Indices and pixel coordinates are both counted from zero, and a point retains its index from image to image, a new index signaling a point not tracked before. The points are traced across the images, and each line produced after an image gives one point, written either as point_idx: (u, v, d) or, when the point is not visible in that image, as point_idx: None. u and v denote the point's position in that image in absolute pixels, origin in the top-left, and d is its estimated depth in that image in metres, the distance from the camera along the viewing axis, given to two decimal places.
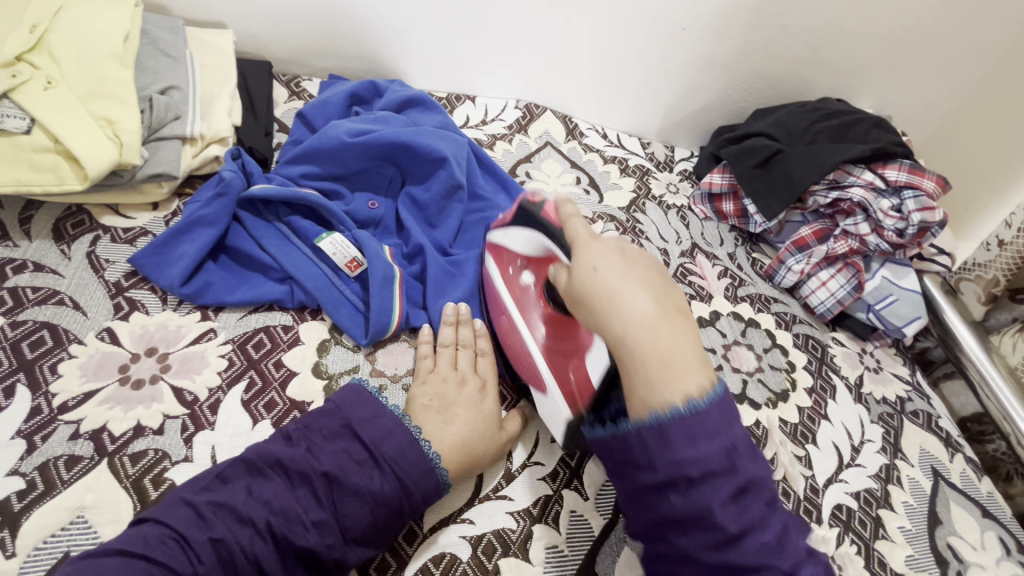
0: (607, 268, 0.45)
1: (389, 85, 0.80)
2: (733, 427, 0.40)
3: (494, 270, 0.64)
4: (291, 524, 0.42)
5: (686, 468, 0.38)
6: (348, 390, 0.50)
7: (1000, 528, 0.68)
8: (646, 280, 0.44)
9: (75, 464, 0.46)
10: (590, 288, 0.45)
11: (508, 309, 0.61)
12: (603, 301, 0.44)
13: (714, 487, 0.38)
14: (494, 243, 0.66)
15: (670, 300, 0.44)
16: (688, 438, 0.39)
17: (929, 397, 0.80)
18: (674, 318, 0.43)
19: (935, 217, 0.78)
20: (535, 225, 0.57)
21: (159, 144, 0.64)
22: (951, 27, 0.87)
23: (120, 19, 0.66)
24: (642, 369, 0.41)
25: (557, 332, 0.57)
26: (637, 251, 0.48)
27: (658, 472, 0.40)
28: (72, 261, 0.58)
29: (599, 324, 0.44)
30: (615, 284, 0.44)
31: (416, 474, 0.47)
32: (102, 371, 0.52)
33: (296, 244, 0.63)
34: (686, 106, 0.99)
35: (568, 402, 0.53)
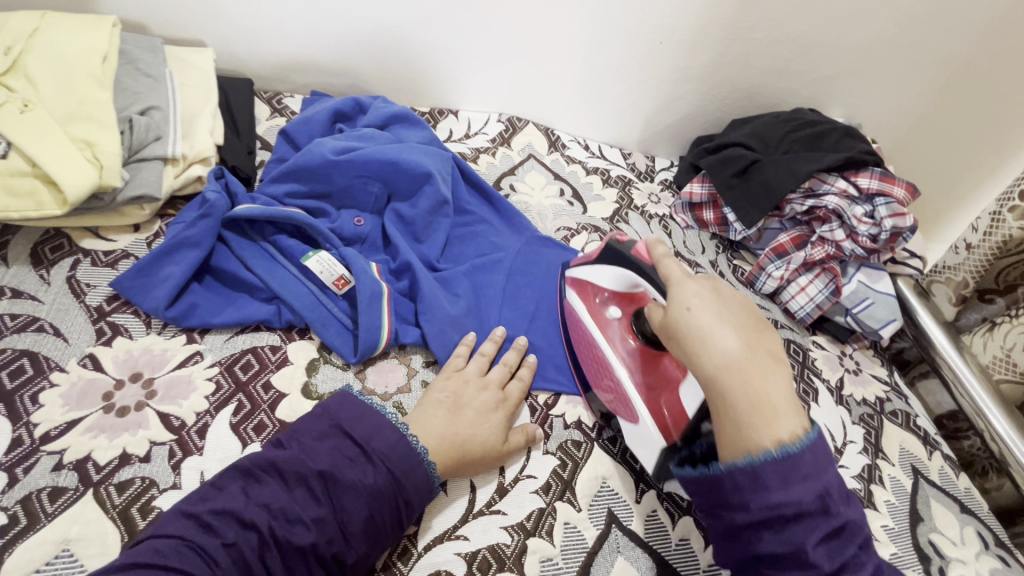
0: (700, 308, 0.49)
1: (372, 102, 0.80)
2: (827, 475, 0.42)
3: (577, 303, 0.65)
4: (290, 523, 0.42)
5: (783, 509, 0.41)
6: (335, 396, 0.51)
7: (978, 523, 0.70)
8: (736, 322, 0.48)
9: (60, 496, 0.45)
10: (683, 326, 0.48)
11: (594, 343, 0.62)
12: (697, 340, 0.47)
13: (807, 529, 0.41)
14: (575, 277, 0.67)
15: (760, 342, 0.47)
16: (783, 483, 0.42)
17: (907, 397, 0.82)
18: (766, 361, 0.46)
19: (907, 222, 0.81)
20: (625, 262, 0.60)
21: (140, 165, 0.63)
22: (915, 39, 0.90)
23: (97, 38, 0.65)
24: (735, 408, 0.45)
25: (646, 366, 0.59)
26: (728, 291, 0.51)
27: (752, 513, 0.42)
28: (52, 287, 0.57)
29: (694, 362, 0.47)
30: (708, 323, 0.47)
31: (408, 468, 0.47)
32: (85, 399, 0.50)
33: (282, 264, 0.62)
34: (664, 118, 1.02)
35: (660, 432, 0.55)
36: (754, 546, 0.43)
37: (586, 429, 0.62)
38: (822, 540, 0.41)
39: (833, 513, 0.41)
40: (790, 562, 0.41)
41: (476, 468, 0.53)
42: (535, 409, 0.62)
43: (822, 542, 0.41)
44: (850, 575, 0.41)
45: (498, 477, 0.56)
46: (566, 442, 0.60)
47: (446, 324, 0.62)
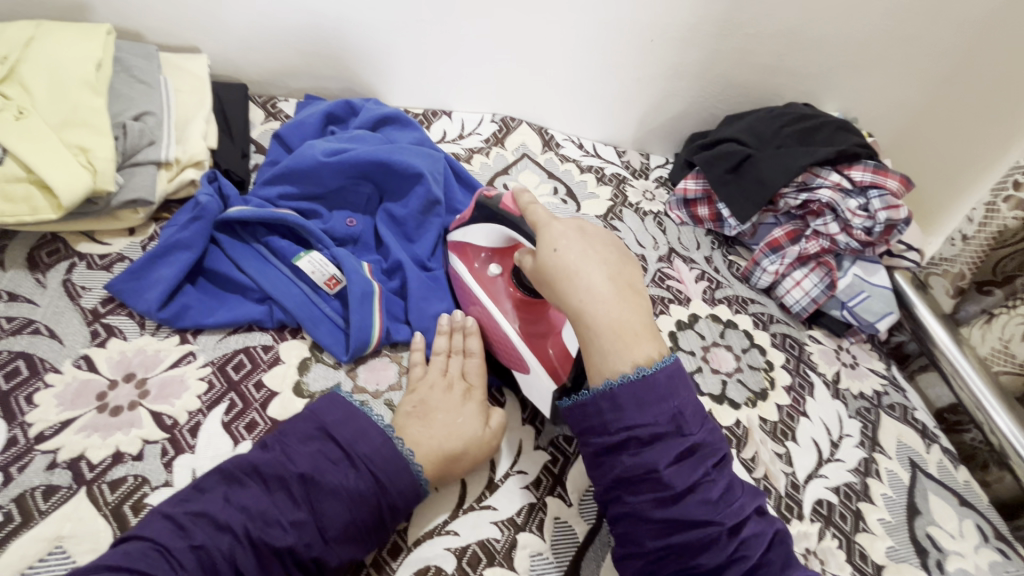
0: (567, 248, 0.51)
1: (364, 103, 0.81)
2: (681, 399, 0.47)
3: (459, 266, 0.67)
4: (267, 525, 0.43)
5: (637, 430, 0.46)
6: (324, 397, 0.51)
7: (978, 515, 0.69)
8: (602, 258, 0.51)
9: (53, 494, 0.46)
10: (551, 265, 0.50)
11: (480, 301, 0.63)
12: (565, 279, 0.50)
13: (661, 449, 0.45)
14: (455, 241, 0.68)
15: (623, 275, 0.51)
16: (636, 406, 0.46)
17: (905, 390, 0.82)
18: (627, 294, 0.49)
19: (901, 215, 0.81)
20: (495, 217, 0.60)
21: (134, 169, 0.64)
22: (909, 32, 0.90)
23: (92, 47, 0.66)
24: (600, 340, 0.48)
25: (530, 316, 0.61)
26: (595, 231, 0.53)
27: (614, 435, 0.46)
28: (48, 290, 0.58)
29: (561, 297, 0.50)
30: (574, 262, 0.50)
31: (393, 472, 0.48)
32: (80, 400, 0.51)
33: (274, 265, 0.63)
34: (659, 115, 1.02)
35: (550, 375, 0.56)
36: (617, 468, 0.47)
37: None
38: (673, 457, 0.45)
39: (683, 434, 0.46)
40: (642, 484, 0.46)
41: (464, 463, 0.53)
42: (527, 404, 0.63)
43: (675, 461, 0.45)
44: (702, 492, 0.45)
45: (488, 472, 0.56)
46: (557, 438, 0.61)
47: (445, 319, 0.63)
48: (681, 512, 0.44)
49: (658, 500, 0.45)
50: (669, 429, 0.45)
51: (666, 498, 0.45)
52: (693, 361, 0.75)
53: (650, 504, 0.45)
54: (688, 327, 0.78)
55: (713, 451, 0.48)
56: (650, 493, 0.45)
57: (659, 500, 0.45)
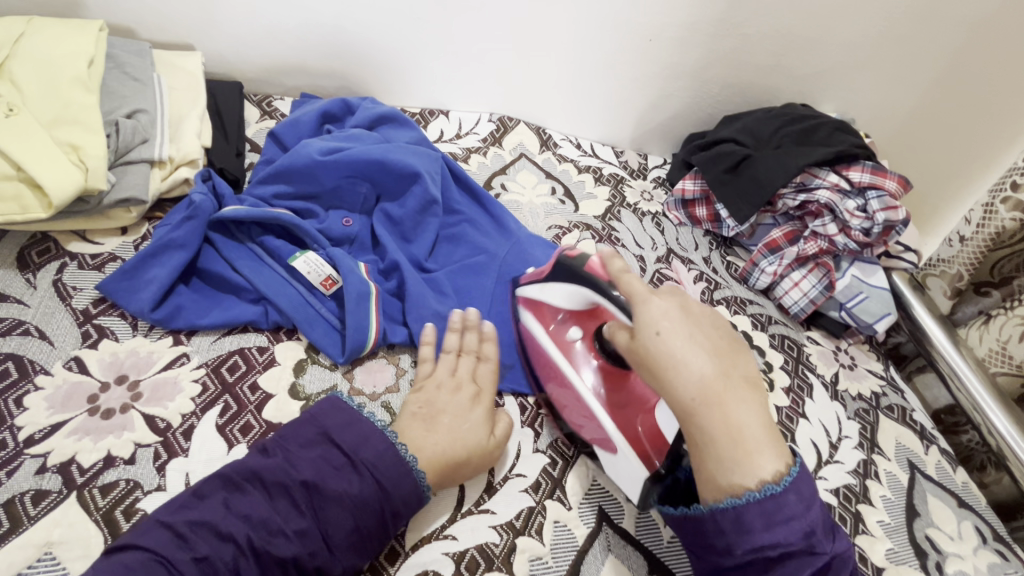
0: (672, 333, 0.48)
1: (360, 102, 0.80)
2: (813, 513, 0.43)
3: (534, 325, 0.65)
4: (269, 535, 0.42)
5: (768, 551, 0.42)
6: (326, 401, 0.51)
7: (976, 517, 0.69)
8: (710, 347, 0.48)
9: (43, 499, 0.45)
10: (656, 352, 0.48)
11: (559, 367, 0.62)
12: (673, 371, 0.47)
13: (795, 568, 0.41)
14: (527, 297, 0.67)
15: (735, 369, 0.48)
16: (766, 525, 0.42)
17: (903, 391, 0.82)
18: (740, 388, 0.47)
19: (899, 216, 0.81)
20: (579, 280, 0.59)
21: (127, 168, 0.63)
22: (906, 33, 0.90)
23: (84, 43, 0.65)
24: (717, 450, 0.45)
25: (614, 388, 0.60)
26: (696, 310, 0.52)
27: (737, 556, 0.44)
28: (38, 290, 0.57)
29: (667, 390, 0.47)
30: (680, 351, 0.47)
31: (396, 477, 0.47)
32: (71, 402, 0.50)
33: (270, 265, 0.62)
34: (657, 115, 1.02)
35: (640, 457, 0.54)
36: None
37: None
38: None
39: (818, 551, 0.42)
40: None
41: (466, 471, 0.52)
42: (525, 408, 0.63)
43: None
44: None
45: (487, 477, 0.56)
46: (556, 440, 0.60)
47: (457, 315, 0.63)
48: None
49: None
50: (802, 547, 0.41)
51: None
52: None
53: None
54: None
55: (848, 558, 0.43)
56: None
57: None
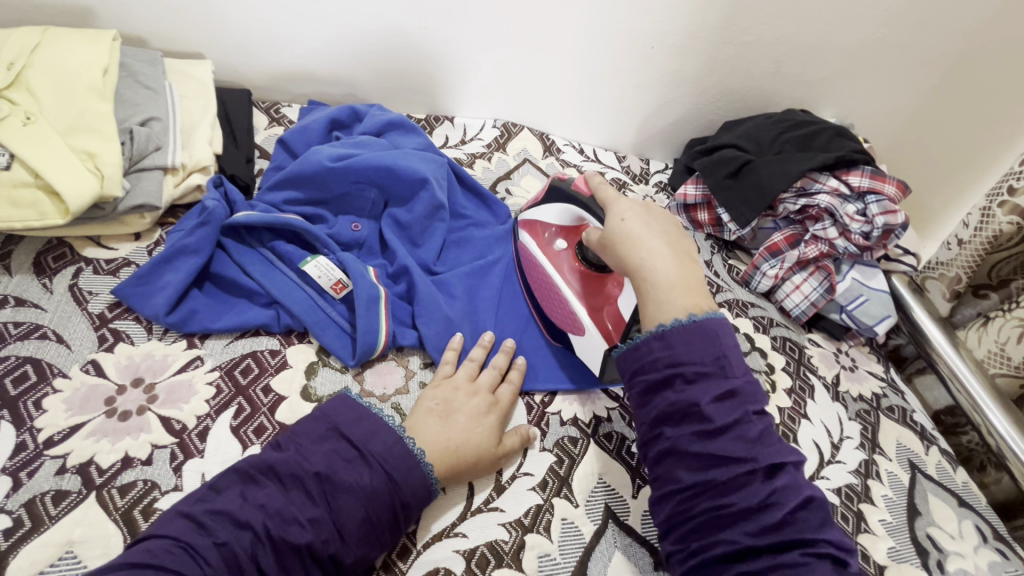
0: (631, 218, 0.56)
1: (368, 109, 0.81)
2: (726, 342, 0.48)
3: (528, 241, 0.73)
4: (285, 523, 0.43)
5: (683, 366, 0.47)
6: (335, 398, 0.51)
7: (976, 516, 0.70)
8: (662, 230, 0.55)
9: (63, 499, 0.46)
10: (615, 230, 0.55)
11: (544, 271, 0.69)
12: (627, 242, 0.54)
13: (704, 387, 0.46)
14: (526, 219, 0.74)
15: (682, 248, 0.55)
16: (685, 344, 0.48)
17: (903, 392, 0.83)
18: (682, 260, 0.54)
19: (898, 220, 0.82)
20: (568, 198, 0.67)
21: (141, 174, 0.64)
22: (903, 39, 0.92)
23: (98, 52, 0.66)
24: (655, 293, 0.51)
25: (589, 287, 0.67)
26: (658, 211, 0.59)
27: (662, 370, 0.48)
28: (54, 295, 0.58)
29: (623, 257, 0.54)
30: (637, 230, 0.54)
31: (405, 469, 0.48)
32: (88, 404, 0.51)
33: (281, 270, 0.63)
34: (658, 121, 1.03)
35: (604, 339, 0.62)
36: (660, 404, 0.48)
37: (582, 426, 0.63)
38: (716, 395, 0.46)
39: (727, 375, 0.47)
40: (685, 416, 0.47)
41: (471, 471, 0.53)
42: (532, 407, 0.63)
43: (716, 399, 0.46)
44: (741, 430, 0.46)
45: (494, 475, 0.57)
46: (563, 439, 0.61)
47: (488, 334, 0.65)
48: (716, 448, 0.45)
49: (698, 434, 0.46)
50: (713, 368, 0.47)
51: (706, 431, 0.46)
52: None
53: (687, 438, 0.46)
54: None
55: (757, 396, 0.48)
56: (692, 426, 0.46)
57: (701, 433, 0.46)
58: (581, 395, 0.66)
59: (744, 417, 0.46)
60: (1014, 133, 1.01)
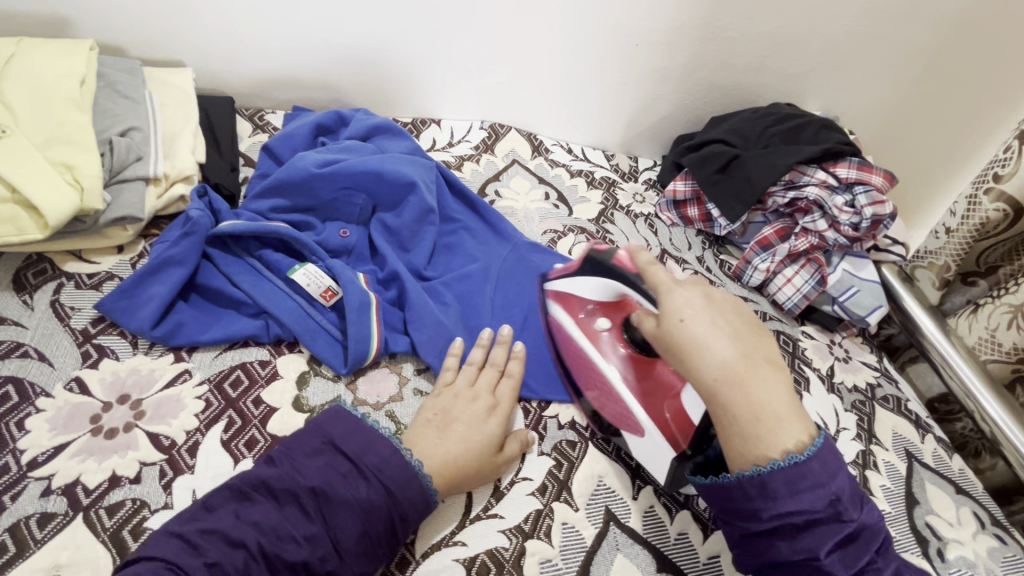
0: (694, 319, 0.51)
1: (354, 114, 0.81)
2: (838, 480, 0.45)
3: (565, 318, 0.67)
4: (281, 543, 0.43)
5: (794, 518, 0.44)
6: (329, 410, 0.51)
7: (974, 503, 0.71)
8: (731, 332, 0.50)
9: (49, 522, 0.44)
10: (679, 337, 0.51)
11: (588, 357, 0.64)
12: (694, 353, 0.50)
13: (821, 536, 0.44)
14: (557, 292, 0.69)
15: (756, 351, 0.50)
16: (790, 491, 0.45)
17: (897, 381, 0.83)
18: (759, 366, 0.49)
19: (886, 209, 0.82)
20: (607, 272, 0.64)
21: (122, 186, 0.63)
22: (885, 31, 0.92)
23: (75, 63, 0.65)
24: (739, 423, 0.47)
25: (640, 374, 0.62)
26: (719, 298, 0.54)
27: (763, 521, 0.46)
28: (35, 311, 0.57)
29: (691, 370, 0.50)
30: (705, 336, 0.50)
31: (400, 482, 0.47)
32: (73, 423, 0.50)
33: (269, 279, 0.62)
34: (646, 118, 1.03)
35: (667, 439, 0.57)
36: (769, 554, 0.46)
37: (579, 429, 0.63)
38: (836, 545, 0.44)
39: (846, 518, 0.44)
40: (805, 570, 0.44)
41: (476, 475, 0.53)
42: (529, 411, 0.63)
43: (836, 549, 0.44)
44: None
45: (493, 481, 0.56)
46: (560, 442, 0.61)
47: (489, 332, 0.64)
48: None
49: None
50: (829, 515, 0.44)
51: None
52: None
53: None
54: None
55: (878, 530, 0.46)
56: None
57: None
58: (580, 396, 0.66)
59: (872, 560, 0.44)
60: (993, 120, 1.03)
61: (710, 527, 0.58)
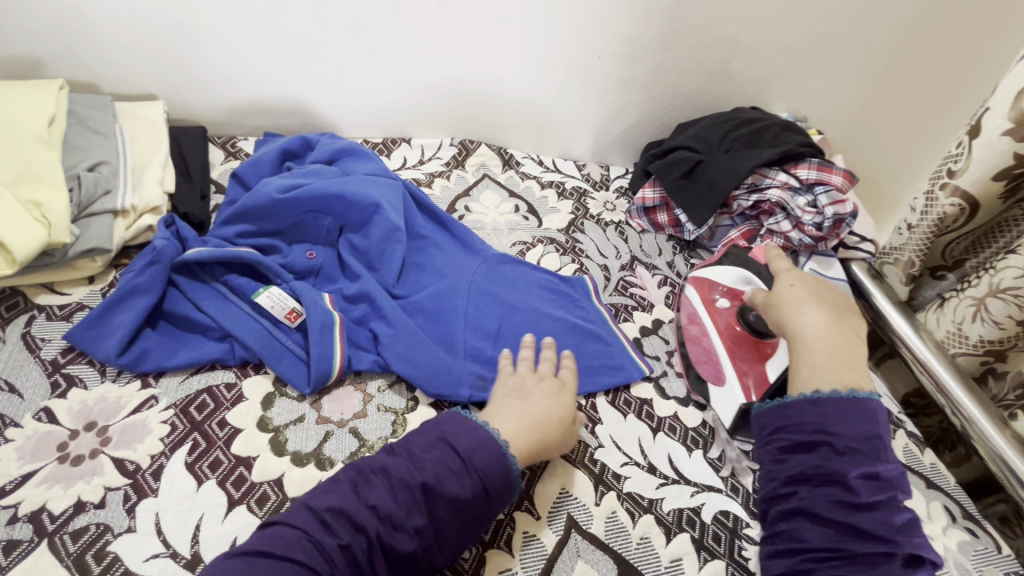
0: (800, 291, 0.63)
1: (319, 138, 0.83)
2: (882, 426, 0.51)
3: (694, 294, 0.78)
4: (393, 529, 0.46)
5: (835, 437, 0.50)
6: (445, 413, 0.55)
7: (945, 497, 0.71)
8: (824, 306, 0.61)
9: (14, 549, 0.46)
10: (782, 298, 0.63)
11: (702, 323, 0.75)
12: (789, 311, 0.62)
13: (851, 460, 0.49)
14: (696, 275, 0.80)
15: (846, 325, 0.59)
16: (840, 418, 0.51)
17: (869, 378, 0.84)
18: (846, 335, 0.58)
19: (847, 209, 0.83)
20: None
21: (91, 220, 0.65)
22: (843, 31, 0.94)
23: (45, 103, 0.68)
24: (814, 355, 0.57)
25: (744, 344, 0.70)
26: (830, 290, 0.65)
27: (810, 433, 0.52)
28: (7, 343, 0.59)
29: (785, 322, 0.61)
30: (802, 302, 0.61)
31: (490, 462, 0.51)
32: (41, 451, 0.52)
33: (234, 303, 0.64)
34: (615, 126, 1.05)
35: (743, 394, 0.67)
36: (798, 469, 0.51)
37: None
38: (864, 472, 0.49)
39: (879, 457, 0.49)
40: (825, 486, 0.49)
41: (556, 444, 0.57)
42: None
43: (864, 477, 0.48)
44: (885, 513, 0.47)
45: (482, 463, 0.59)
46: None
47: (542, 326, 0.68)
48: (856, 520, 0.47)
49: (843, 505, 0.48)
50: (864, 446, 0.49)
51: (848, 504, 0.48)
52: (658, 366, 0.74)
53: (827, 506, 0.48)
54: (652, 333, 0.79)
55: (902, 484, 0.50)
56: (835, 496, 0.49)
57: (842, 504, 0.48)
58: None
59: (889, 500, 0.48)
60: (968, 111, 1.01)
61: (673, 531, 0.58)
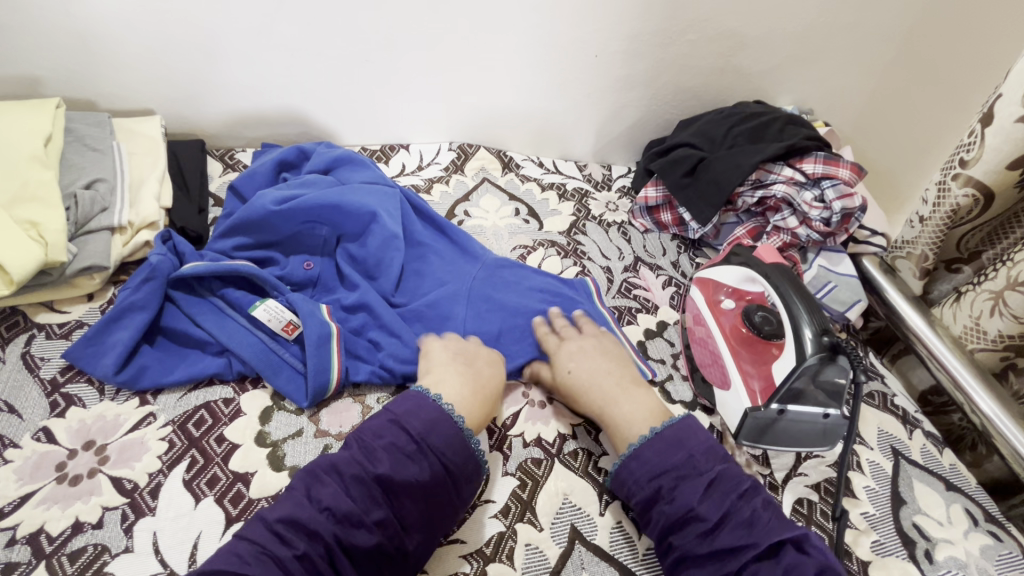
0: (574, 365, 0.63)
1: (315, 147, 0.82)
2: (691, 442, 0.54)
3: (699, 295, 0.78)
4: (352, 526, 0.46)
5: (664, 475, 0.52)
6: (397, 396, 0.55)
7: (966, 499, 0.68)
8: (607, 370, 0.63)
9: (11, 571, 0.46)
10: (562, 381, 0.63)
11: (706, 325, 0.74)
12: (582, 391, 0.62)
13: (689, 487, 0.51)
14: (700, 277, 0.81)
15: (631, 380, 0.63)
16: (658, 454, 0.54)
17: (883, 376, 0.81)
18: (632, 389, 0.61)
19: (855, 203, 0.80)
20: (749, 263, 0.74)
21: (88, 237, 0.65)
22: (849, 20, 0.91)
23: (41, 122, 0.68)
24: (621, 428, 0.58)
25: (748, 347, 0.70)
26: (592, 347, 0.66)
27: (646, 489, 0.53)
28: (7, 363, 0.59)
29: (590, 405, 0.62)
30: (587, 376, 0.62)
31: (445, 440, 0.51)
32: (39, 472, 0.52)
33: (232, 317, 0.63)
34: (617, 125, 1.03)
35: (748, 397, 0.65)
36: (660, 520, 0.52)
37: (546, 446, 0.62)
38: (702, 491, 0.51)
39: (702, 470, 0.52)
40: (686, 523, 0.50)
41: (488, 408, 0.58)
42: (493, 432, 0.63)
43: (704, 496, 0.51)
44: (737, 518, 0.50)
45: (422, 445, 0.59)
46: (526, 461, 0.61)
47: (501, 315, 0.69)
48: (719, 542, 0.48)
49: (702, 534, 0.49)
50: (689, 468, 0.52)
51: (707, 530, 0.49)
52: (664, 370, 0.74)
53: (694, 541, 0.49)
54: (656, 335, 0.78)
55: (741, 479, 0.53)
56: (694, 528, 0.50)
57: (704, 533, 0.49)
58: (545, 411, 0.65)
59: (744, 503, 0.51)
60: (981, 98, 0.98)
61: None
